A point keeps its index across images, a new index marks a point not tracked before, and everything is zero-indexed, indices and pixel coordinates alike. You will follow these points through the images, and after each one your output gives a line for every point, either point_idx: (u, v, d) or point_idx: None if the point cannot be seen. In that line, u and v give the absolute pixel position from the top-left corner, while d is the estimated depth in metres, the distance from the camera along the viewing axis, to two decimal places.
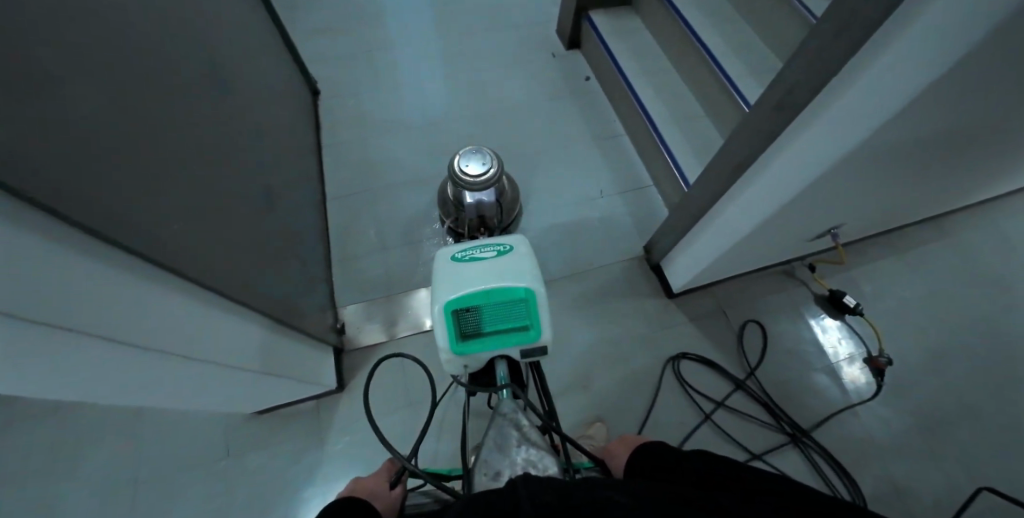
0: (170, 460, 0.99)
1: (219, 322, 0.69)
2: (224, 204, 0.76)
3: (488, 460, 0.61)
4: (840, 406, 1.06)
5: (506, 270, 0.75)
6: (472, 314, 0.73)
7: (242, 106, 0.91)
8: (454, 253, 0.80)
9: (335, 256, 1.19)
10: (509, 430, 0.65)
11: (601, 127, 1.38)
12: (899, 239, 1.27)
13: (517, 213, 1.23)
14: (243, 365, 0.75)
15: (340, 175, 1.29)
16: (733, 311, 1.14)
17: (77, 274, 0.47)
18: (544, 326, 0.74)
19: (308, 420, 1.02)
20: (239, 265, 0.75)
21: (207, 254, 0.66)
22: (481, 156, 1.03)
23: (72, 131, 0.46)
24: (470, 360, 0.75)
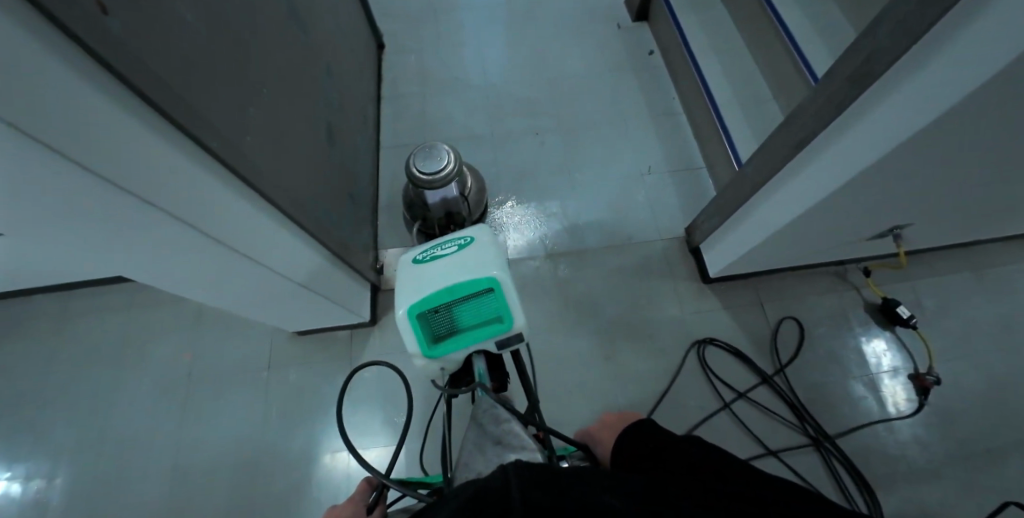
0: (221, 364, 1.11)
1: (279, 237, 0.75)
2: (287, 131, 0.81)
3: (467, 466, 0.52)
4: (874, 419, 1.01)
5: (467, 263, 0.64)
6: (441, 313, 0.63)
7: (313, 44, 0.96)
8: (415, 256, 0.71)
9: (382, 202, 1.24)
10: (489, 426, 0.55)
11: (659, 104, 1.34)
12: (974, 255, 1.16)
13: (484, 205, 1.19)
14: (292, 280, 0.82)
15: (396, 125, 1.34)
16: (772, 305, 1.10)
17: (175, 168, 0.53)
18: (517, 312, 0.63)
19: (342, 347, 1.10)
20: (296, 189, 0.81)
21: (268, 170, 0.72)
22: (435, 152, 0.96)
23: (164, 34, 0.52)
24: (447, 362, 0.66)
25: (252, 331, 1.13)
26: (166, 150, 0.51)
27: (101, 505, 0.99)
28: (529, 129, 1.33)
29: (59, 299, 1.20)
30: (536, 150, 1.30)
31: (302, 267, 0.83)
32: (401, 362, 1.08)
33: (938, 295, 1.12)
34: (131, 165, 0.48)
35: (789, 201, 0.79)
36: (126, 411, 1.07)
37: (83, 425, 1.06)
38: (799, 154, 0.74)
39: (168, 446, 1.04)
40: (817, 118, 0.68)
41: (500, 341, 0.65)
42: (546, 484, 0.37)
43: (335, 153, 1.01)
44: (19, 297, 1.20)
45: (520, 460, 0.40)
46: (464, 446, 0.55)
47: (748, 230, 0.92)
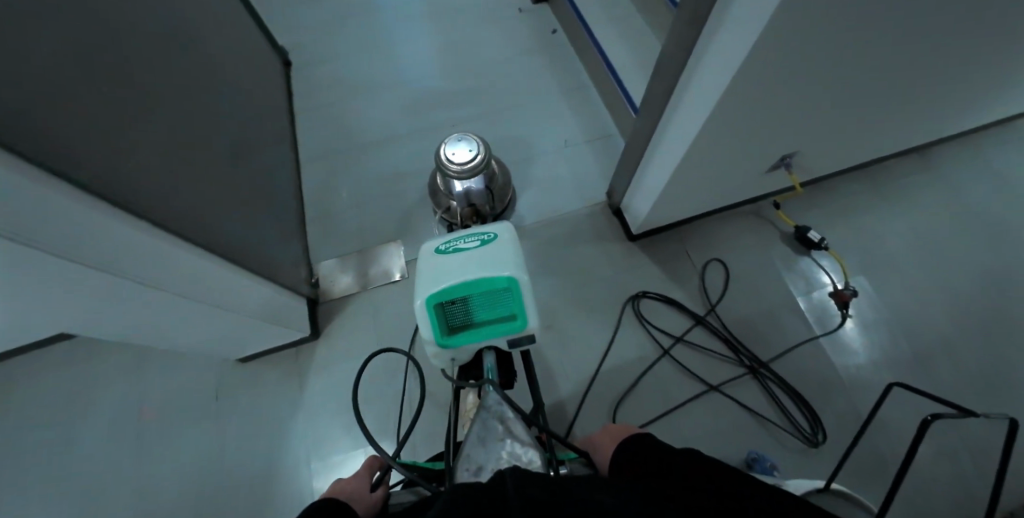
0: (168, 403, 1.09)
1: (189, 264, 0.72)
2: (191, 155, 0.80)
3: (469, 458, 0.57)
4: (803, 339, 1.06)
5: (488, 260, 0.65)
6: (458, 305, 0.65)
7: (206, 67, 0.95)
8: (437, 245, 0.71)
9: (310, 216, 1.24)
10: (493, 424, 0.60)
11: (568, 78, 1.38)
12: (875, 174, 1.23)
13: (509, 201, 1.21)
14: (220, 304, 0.81)
15: (315, 139, 1.34)
16: (697, 251, 1.15)
17: (43, 203, 0.49)
18: (531, 314, 0.66)
19: (289, 365, 1.10)
20: (210, 214, 0.80)
21: (168, 197, 0.69)
22: (468, 143, 0.99)
23: (16, 65, 0.48)
24: (458, 353, 0.69)
25: (196, 364, 1.12)
26: (35, 187, 0.48)
27: None
28: (447, 122, 1.34)
29: None
30: (456, 141, 1.32)
31: (228, 291, 0.82)
32: (349, 369, 1.08)
33: (850, 215, 1.19)
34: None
35: (676, 145, 0.83)
36: (75, 467, 1.05)
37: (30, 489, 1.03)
38: (675, 100, 0.78)
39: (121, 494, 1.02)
40: (678, 63, 0.73)
41: (511, 339, 0.68)
42: (543, 487, 0.37)
43: (249, 174, 1.01)
44: None
45: (518, 465, 0.41)
46: (469, 437, 0.60)
47: (654, 181, 0.96)
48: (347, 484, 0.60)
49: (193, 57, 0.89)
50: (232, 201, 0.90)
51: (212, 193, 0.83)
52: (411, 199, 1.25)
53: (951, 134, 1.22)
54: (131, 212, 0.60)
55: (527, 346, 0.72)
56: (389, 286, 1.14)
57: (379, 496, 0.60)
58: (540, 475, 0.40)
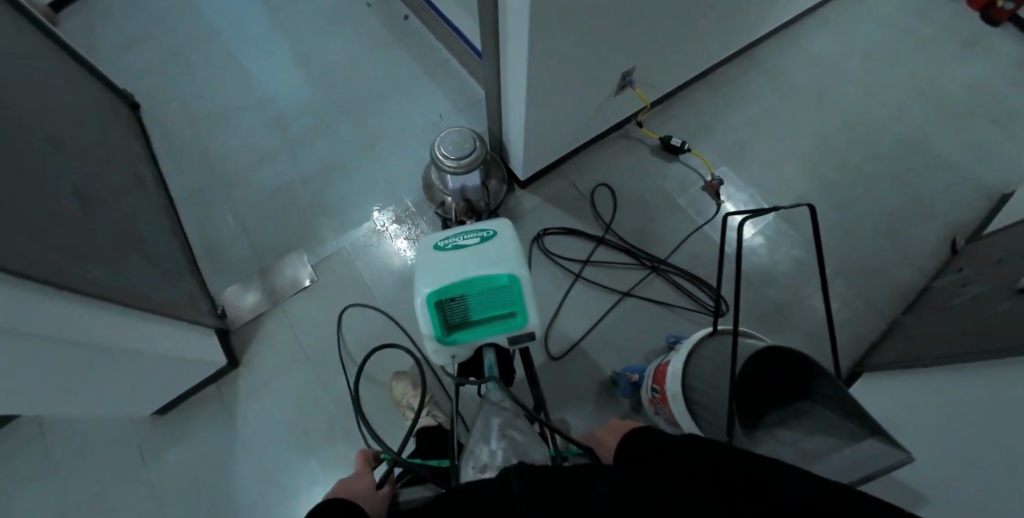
0: (87, 485, 0.99)
1: (55, 308, 0.68)
2: (37, 204, 0.75)
3: (475, 452, 0.58)
4: (691, 231, 1.18)
5: (490, 259, 0.74)
6: (458, 303, 0.74)
7: (30, 117, 0.88)
8: (436, 242, 0.79)
9: (200, 251, 1.19)
10: (495, 419, 0.63)
11: (429, 58, 1.42)
12: (715, 77, 1.38)
13: (506, 193, 1.23)
14: (103, 344, 0.77)
15: (186, 177, 1.28)
16: (583, 181, 1.23)
17: None
18: (529, 311, 0.74)
19: (214, 402, 1.04)
20: (71, 262, 0.75)
21: (15, 244, 0.64)
22: (461, 139, 1.01)
23: None
24: (458, 351, 0.77)
25: (106, 438, 1.02)
26: None
27: None
28: (322, 126, 1.34)
29: None
30: (334, 141, 1.32)
31: (108, 330, 0.78)
32: (281, 385, 1.06)
33: (704, 118, 1.33)
34: None
35: (519, 79, 0.90)
36: None
37: None
38: (505, 36, 0.84)
39: None
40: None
41: (509, 336, 0.76)
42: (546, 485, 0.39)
43: (109, 218, 0.94)
44: None
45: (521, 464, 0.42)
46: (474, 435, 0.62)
47: (518, 122, 1.03)
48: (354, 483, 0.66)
49: (3, 106, 0.82)
50: (97, 247, 0.84)
51: (71, 242, 0.78)
52: (303, 209, 1.23)
53: (766, 32, 1.41)
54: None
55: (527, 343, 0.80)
56: (302, 295, 1.13)
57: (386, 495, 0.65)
58: (545, 469, 0.42)
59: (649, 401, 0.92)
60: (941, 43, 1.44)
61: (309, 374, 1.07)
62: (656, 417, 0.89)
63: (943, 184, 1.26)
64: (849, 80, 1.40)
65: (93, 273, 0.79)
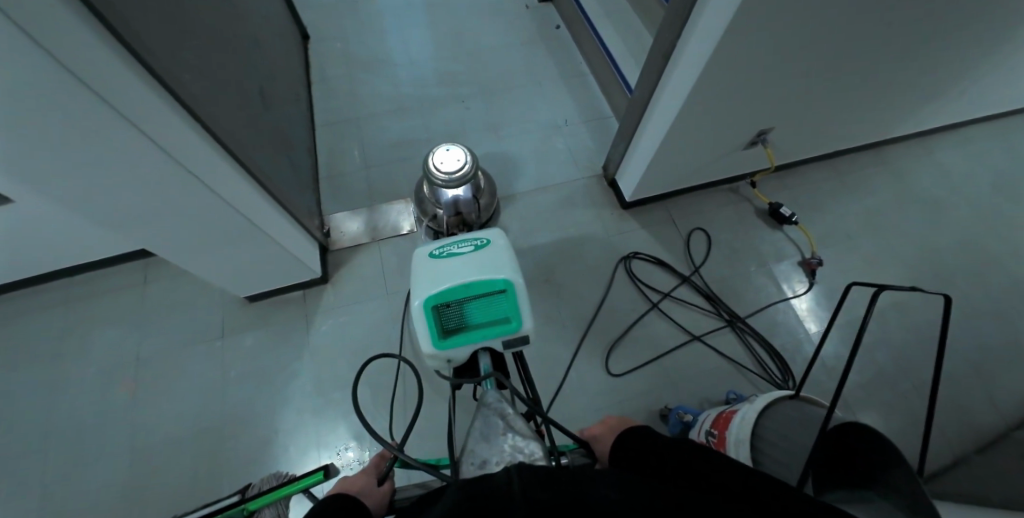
0: (173, 340, 1.10)
1: (220, 166, 0.77)
2: (225, 84, 0.86)
3: (473, 453, 0.52)
4: (776, 300, 1.18)
5: (483, 264, 0.72)
6: (453, 308, 0.71)
7: (244, 15, 1.02)
8: (432, 250, 0.78)
9: (323, 174, 1.30)
10: (496, 415, 0.55)
11: (569, 67, 1.50)
12: (838, 164, 1.38)
13: (494, 209, 1.23)
14: (247, 212, 0.86)
15: (329, 107, 1.41)
16: (682, 220, 1.26)
17: (104, 61, 0.55)
18: (524, 316, 0.71)
19: (297, 306, 1.13)
20: (239, 139, 0.85)
21: (200, 98, 0.74)
22: (453, 152, 1.00)
23: None
24: (454, 356, 0.72)
25: (199, 306, 1.13)
26: (98, 48, 0.54)
27: (50, 499, 0.96)
28: (456, 98, 1.44)
29: None
30: (464, 115, 1.41)
31: (251, 205, 0.87)
32: (357, 312, 1.13)
33: (815, 198, 1.33)
34: (76, 49, 0.51)
35: (670, 105, 0.95)
36: (72, 400, 1.05)
37: (23, 420, 1.03)
38: (674, 59, 0.89)
39: (118, 429, 1.02)
40: (677, 24, 0.84)
41: (504, 341, 0.72)
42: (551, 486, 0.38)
43: (270, 117, 1.05)
44: None
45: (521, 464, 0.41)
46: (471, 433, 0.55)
47: (649, 145, 1.08)
48: (352, 478, 0.56)
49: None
50: (255, 135, 0.95)
51: (240, 125, 0.88)
52: (419, 164, 1.32)
53: (902, 136, 1.40)
54: (169, 92, 0.65)
55: (519, 349, 0.76)
56: (398, 239, 1.21)
57: (389, 491, 0.56)
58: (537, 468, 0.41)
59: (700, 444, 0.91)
60: None
61: (384, 310, 1.13)
62: None
63: None
64: (977, 206, 1.36)
65: (252, 157, 0.89)
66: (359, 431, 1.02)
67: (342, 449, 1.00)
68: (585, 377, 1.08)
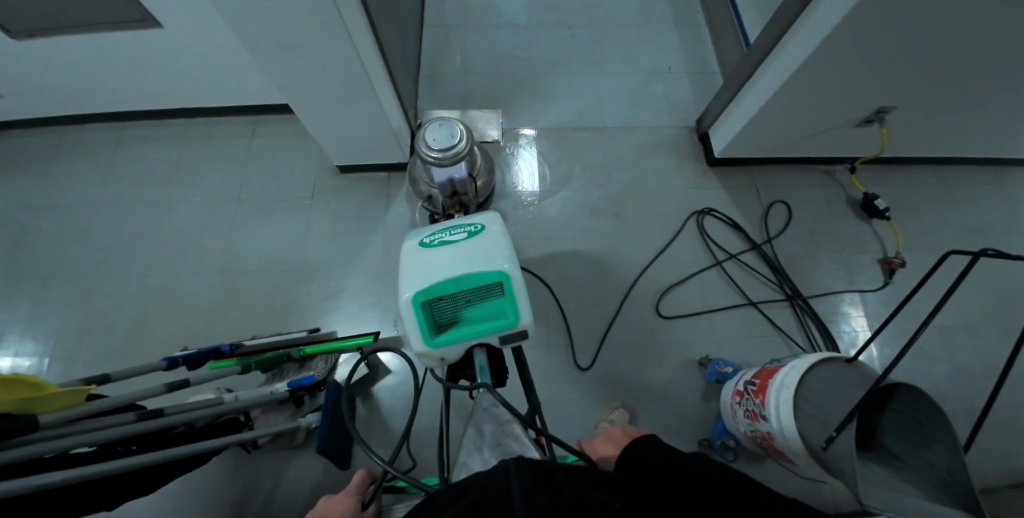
0: (267, 189, 1.21)
1: (360, 29, 0.83)
2: None
3: (467, 466, 0.54)
4: (845, 288, 1.15)
5: (475, 254, 0.66)
6: (446, 302, 0.66)
7: None
8: (422, 239, 0.72)
9: (425, 71, 1.35)
10: (488, 425, 0.57)
11: (686, 16, 1.45)
12: (949, 171, 1.30)
13: (491, 190, 1.17)
14: (371, 83, 0.92)
15: (442, 9, 1.44)
16: (766, 189, 1.23)
17: None
18: (521, 310, 0.65)
19: (381, 184, 1.21)
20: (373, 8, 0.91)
21: None
22: (446, 128, 0.93)
23: None
24: (448, 355, 0.67)
25: (294, 165, 1.23)
26: None
27: (153, 297, 1.12)
28: (564, 25, 1.43)
29: (118, 123, 1.30)
30: (569, 42, 1.41)
31: (375, 75, 0.93)
32: None
33: (915, 200, 1.26)
34: None
35: (791, 59, 0.92)
36: (177, 222, 1.19)
37: (140, 228, 1.19)
38: (811, 8, 0.85)
39: (213, 254, 1.16)
40: None
41: (502, 337, 0.67)
42: (544, 490, 0.40)
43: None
44: (77, 121, 1.30)
45: (521, 458, 0.43)
46: (465, 445, 0.57)
47: (755, 101, 1.05)
48: (340, 504, 0.62)
49: None
50: (383, 9, 0.99)
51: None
52: (515, 82, 1.34)
53: None
54: None
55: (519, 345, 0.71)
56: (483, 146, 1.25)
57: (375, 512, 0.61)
58: (540, 462, 0.43)
59: (734, 392, 0.93)
60: None
61: None
62: (735, 408, 0.91)
63: None
64: None
65: (379, 30, 0.94)
66: None
67: (398, 318, 1.10)
68: (632, 313, 1.11)
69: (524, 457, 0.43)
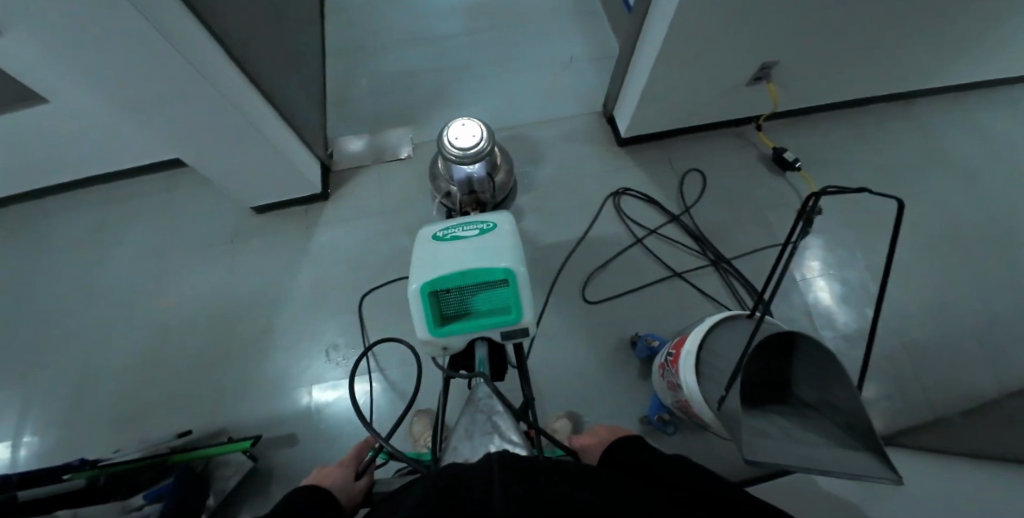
0: (187, 241, 1.22)
1: (231, 75, 0.84)
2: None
3: (457, 451, 0.55)
4: (768, 244, 1.16)
5: (484, 249, 0.67)
6: (453, 294, 0.66)
7: None
8: (435, 233, 0.73)
9: (332, 99, 1.36)
10: (481, 416, 0.58)
11: (583, 4, 1.47)
12: (855, 114, 1.33)
13: (510, 189, 1.19)
14: (259, 125, 0.93)
15: (343, 35, 1.46)
16: (680, 160, 1.25)
17: None
18: (524, 306, 0.65)
19: (299, 217, 1.22)
20: (251, 52, 0.92)
21: (217, 10, 0.80)
22: (470, 127, 0.98)
23: None
24: (450, 345, 0.68)
25: (214, 212, 1.24)
26: None
27: (83, 367, 1.12)
28: (466, 32, 1.45)
29: (32, 200, 1.30)
30: (472, 48, 1.42)
31: (263, 116, 0.94)
32: (353, 227, 1.20)
33: (824, 148, 1.29)
34: None
35: (657, 33, 0.93)
36: (102, 288, 1.19)
37: (68, 302, 1.19)
38: None
39: (139, 314, 1.16)
40: None
41: (504, 333, 0.67)
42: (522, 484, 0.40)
43: (281, 34, 1.10)
44: None
45: (504, 453, 0.43)
46: (457, 430, 0.58)
47: (641, 78, 1.07)
48: (330, 473, 0.60)
49: None
50: (266, 50, 1.00)
51: (253, 37, 0.94)
52: (423, 95, 1.36)
53: (932, 87, 1.32)
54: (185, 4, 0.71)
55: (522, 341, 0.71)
56: (396, 163, 1.26)
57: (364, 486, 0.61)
58: (526, 458, 0.43)
59: (660, 365, 0.94)
60: None
61: (377, 227, 1.20)
62: (661, 381, 0.92)
63: None
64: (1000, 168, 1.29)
65: (261, 72, 0.95)
66: (347, 332, 1.10)
67: (329, 347, 1.09)
68: (562, 303, 1.12)
69: (507, 452, 0.44)
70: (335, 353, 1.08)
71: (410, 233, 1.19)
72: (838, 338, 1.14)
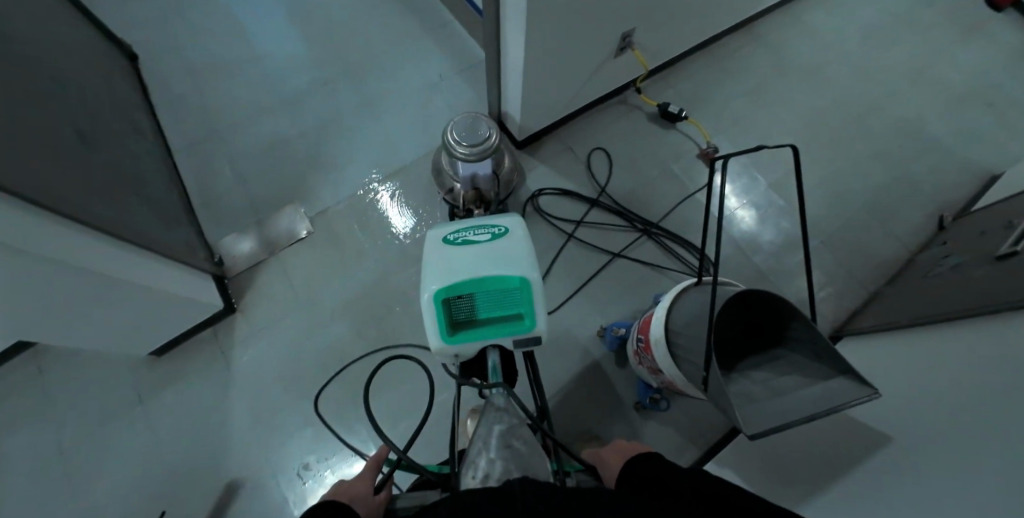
0: (81, 422, 1.02)
1: (67, 238, 0.70)
2: (48, 140, 0.76)
3: (474, 461, 0.48)
4: (684, 196, 1.20)
5: (501, 254, 0.60)
6: (465, 300, 0.59)
7: (42, 57, 0.89)
8: (444, 236, 0.66)
9: (198, 202, 1.20)
10: (499, 424, 0.52)
11: (431, 17, 1.41)
12: (713, 51, 1.41)
13: (514, 182, 1.18)
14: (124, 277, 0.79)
15: (185, 126, 1.28)
16: (579, 144, 1.25)
17: None
18: (540, 316, 0.59)
19: (210, 344, 1.07)
20: (84, 198, 0.77)
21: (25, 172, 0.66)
22: (475, 125, 0.95)
23: None
24: (463, 353, 0.61)
25: (104, 376, 1.05)
26: None
27: None
28: (320, 81, 1.34)
29: None
30: (333, 97, 1.32)
31: (125, 265, 0.80)
32: (277, 331, 1.08)
33: (698, 91, 1.36)
34: None
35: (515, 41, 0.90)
36: None
37: None
38: None
39: None
40: None
41: (516, 341, 0.61)
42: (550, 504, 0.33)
43: (111, 157, 0.94)
44: None
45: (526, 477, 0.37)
46: (474, 440, 0.51)
47: (516, 83, 1.04)
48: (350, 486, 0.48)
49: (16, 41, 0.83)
50: (100, 185, 0.84)
51: (78, 178, 0.79)
52: (299, 163, 1.24)
53: (765, 7, 1.43)
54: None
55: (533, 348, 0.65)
56: (298, 246, 1.15)
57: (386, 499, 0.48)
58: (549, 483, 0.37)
59: (633, 353, 0.95)
60: (935, 30, 1.48)
61: (302, 321, 1.09)
62: (640, 367, 0.93)
63: (931, 165, 1.30)
64: (840, 61, 1.44)
65: (106, 213, 0.81)
66: (314, 444, 1.00)
67: (301, 469, 0.98)
68: None
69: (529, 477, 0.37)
70: (309, 471, 0.98)
71: (341, 313, 1.10)
72: (768, 259, 1.22)
